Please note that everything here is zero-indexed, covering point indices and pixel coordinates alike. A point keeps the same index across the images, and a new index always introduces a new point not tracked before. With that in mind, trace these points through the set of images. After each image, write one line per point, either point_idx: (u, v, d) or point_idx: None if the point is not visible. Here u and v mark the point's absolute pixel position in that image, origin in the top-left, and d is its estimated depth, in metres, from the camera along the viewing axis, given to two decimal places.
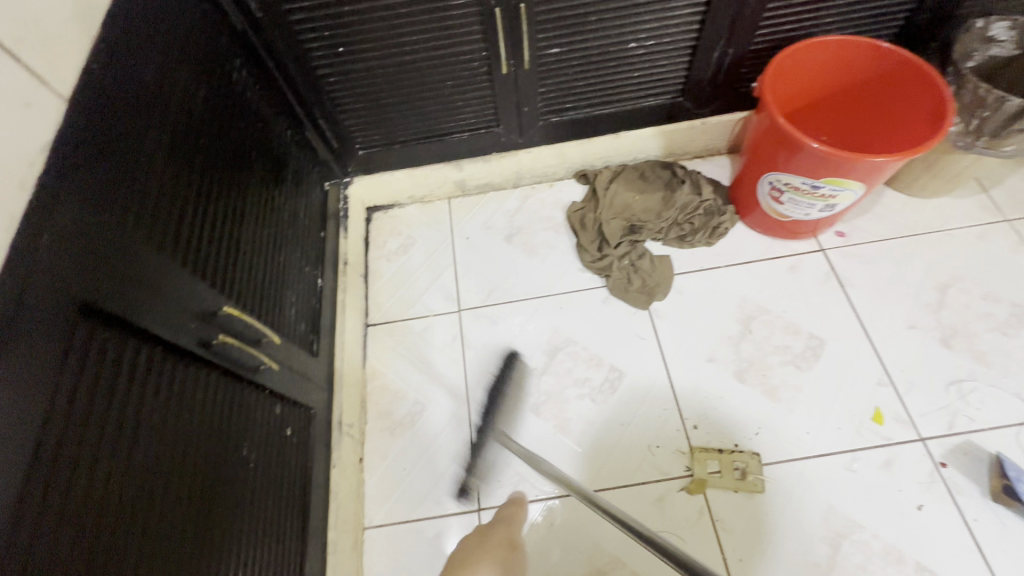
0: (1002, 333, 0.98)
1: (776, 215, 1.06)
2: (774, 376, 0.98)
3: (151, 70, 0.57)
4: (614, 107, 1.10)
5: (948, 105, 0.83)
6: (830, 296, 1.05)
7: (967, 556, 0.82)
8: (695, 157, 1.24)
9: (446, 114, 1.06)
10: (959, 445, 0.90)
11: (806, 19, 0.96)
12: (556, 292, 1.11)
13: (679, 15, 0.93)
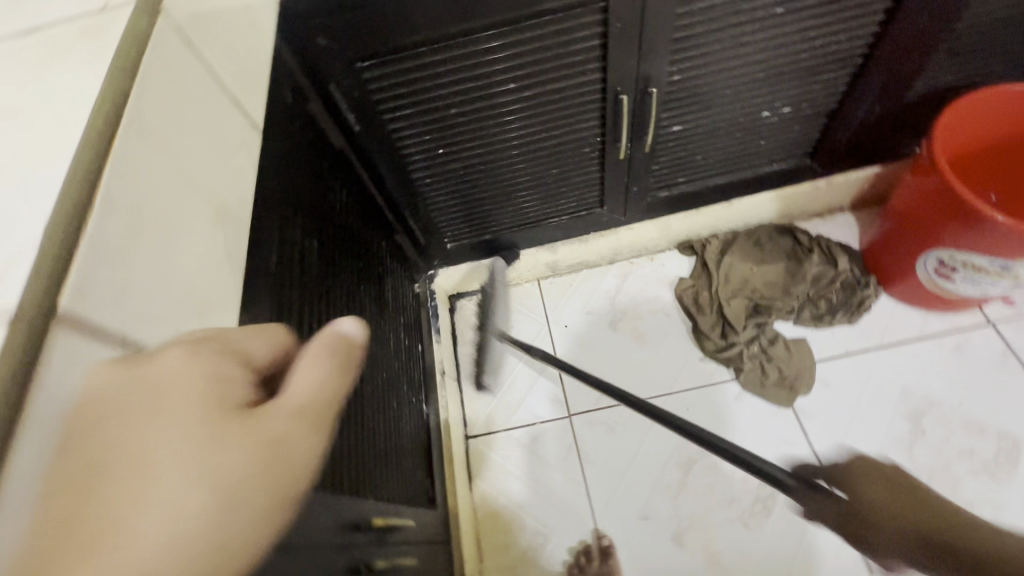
0: None
1: (937, 291, 0.91)
2: (965, 490, 0.83)
3: (269, 252, 0.46)
4: (732, 176, 0.97)
5: None
6: (1014, 381, 0.89)
7: None
8: (814, 216, 1.10)
9: (545, 202, 0.94)
10: None
11: (971, 69, 0.82)
12: (680, 391, 0.99)
13: (826, 79, 0.79)
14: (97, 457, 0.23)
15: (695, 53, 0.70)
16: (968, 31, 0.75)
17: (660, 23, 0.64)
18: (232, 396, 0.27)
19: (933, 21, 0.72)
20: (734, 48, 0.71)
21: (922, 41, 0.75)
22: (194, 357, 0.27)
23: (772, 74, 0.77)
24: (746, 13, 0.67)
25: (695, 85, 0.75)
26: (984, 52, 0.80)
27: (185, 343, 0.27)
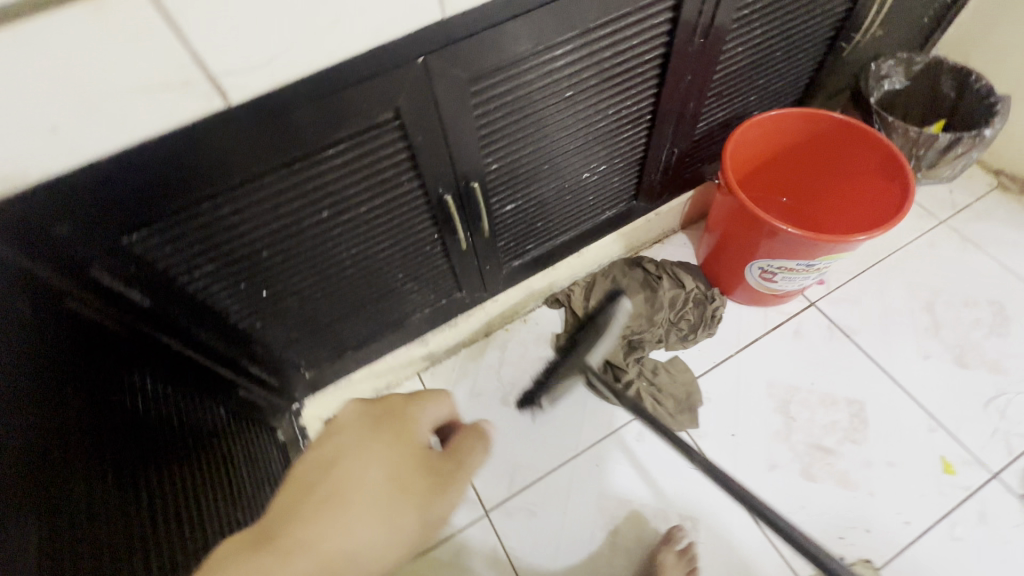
0: (999, 335, 1.02)
1: (768, 291, 1.02)
2: (839, 461, 0.92)
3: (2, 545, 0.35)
4: (574, 231, 1.01)
5: (898, 159, 0.86)
6: (844, 350, 1.03)
7: None
8: (654, 244, 1.19)
9: (401, 303, 0.89)
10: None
11: (734, 104, 0.95)
12: (584, 449, 0.97)
13: (626, 138, 0.86)
14: (341, 467, 0.48)
15: (503, 143, 0.71)
16: (723, 77, 0.87)
17: (462, 126, 0.63)
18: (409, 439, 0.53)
19: (695, 76, 0.81)
20: (538, 131, 0.73)
21: (691, 92, 0.84)
22: (381, 422, 0.53)
23: (579, 143, 0.81)
24: (539, 101, 0.69)
25: (513, 168, 0.76)
26: (740, 90, 0.93)
27: (369, 407, 0.54)
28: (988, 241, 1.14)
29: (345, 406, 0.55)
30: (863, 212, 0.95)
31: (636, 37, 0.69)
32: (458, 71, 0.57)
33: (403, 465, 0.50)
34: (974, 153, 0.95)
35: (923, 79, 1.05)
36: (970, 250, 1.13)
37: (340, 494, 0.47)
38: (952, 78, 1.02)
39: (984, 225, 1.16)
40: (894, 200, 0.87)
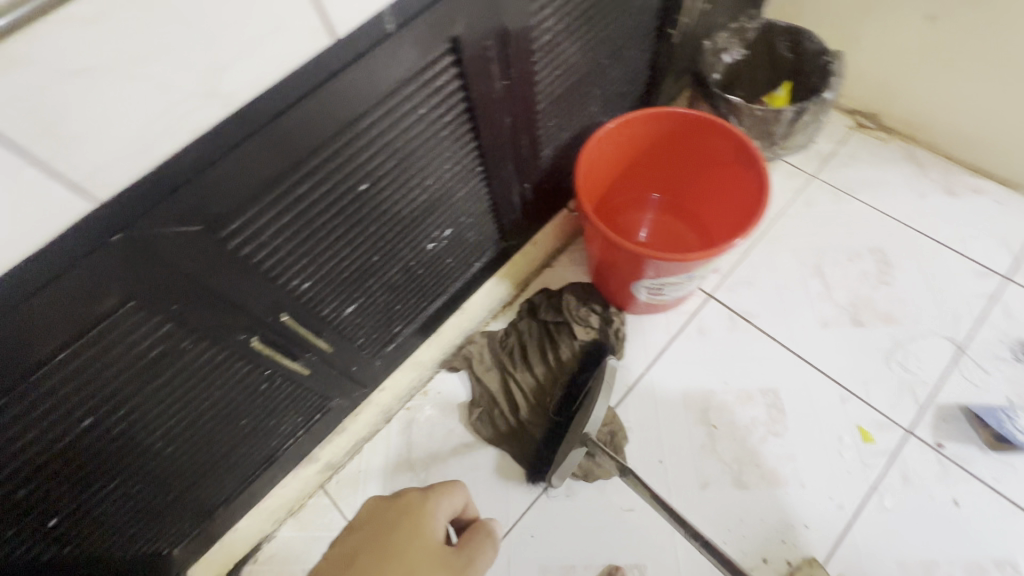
0: (885, 283, 1.03)
1: (661, 301, 0.97)
2: (767, 460, 0.90)
3: None
4: (444, 294, 0.91)
5: (749, 147, 0.81)
6: (748, 338, 1.01)
7: (1016, 521, 0.83)
8: (541, 270, 1.12)
9: (260, 443, 0.76)
10: (933, 416, 0.90)
11: (575, 120, 0.87)
12: (516, 522, 0.90)
13: (463, 195, 0.76)
14: (377, 552, 0.47)
15: (305, 259, 0.59)
16: (551, 103, 0.78)
17: (230, 272, 0.51)
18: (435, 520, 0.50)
19: (517, 115, 0.72)
20: (347, 231, 0.61)
21: (520, 131, 0.75)
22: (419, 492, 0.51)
23: (409, 222, 0.70)
24: (331, 205, 0.57)
25: (334, 275, 0.64)
26: (576, 107, 0.85)
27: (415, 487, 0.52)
28: (857, 186, 1.14)
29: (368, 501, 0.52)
30: (732, 203, 0.90)
31: (424, 104, 0.58)
32: (185, 225, 0.44)
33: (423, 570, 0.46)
34: (821, 116, 0.92)
35: (758, 45, 1.02)
36: (844, 199, 1.13)
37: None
38: (785, 40, 0.99)
39: (851, 170, 1.16)
40: (756, 189, 0.82)
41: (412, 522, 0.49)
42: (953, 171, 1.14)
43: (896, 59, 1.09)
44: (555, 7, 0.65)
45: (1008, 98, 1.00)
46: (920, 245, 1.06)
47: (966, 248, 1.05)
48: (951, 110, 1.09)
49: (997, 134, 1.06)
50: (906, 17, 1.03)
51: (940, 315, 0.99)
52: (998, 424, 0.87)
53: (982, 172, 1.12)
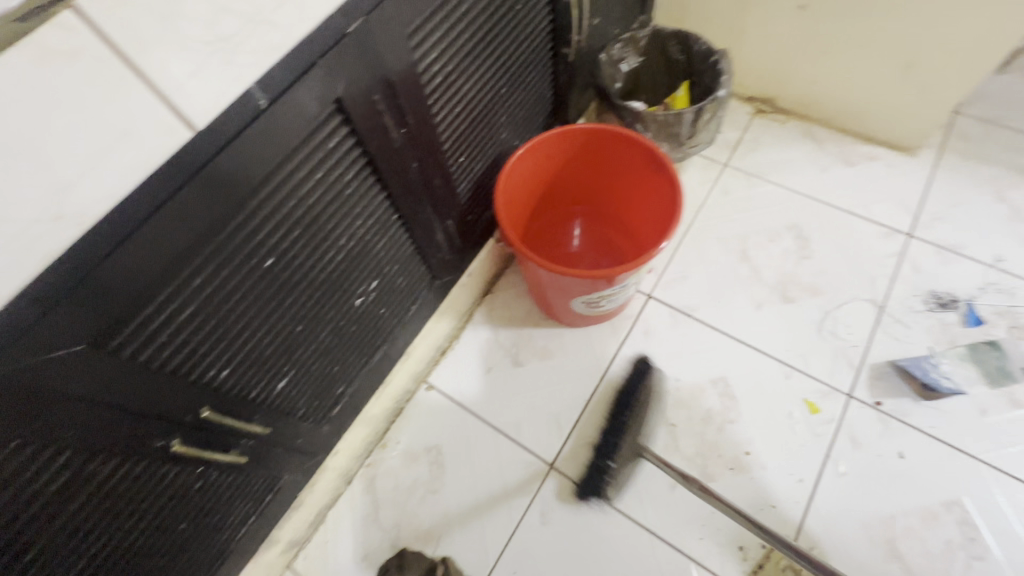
0: (806, 256, 1.09)
1: (602, 311, 0.99)
2: (728, 448, 0.92)
3: None
4: (384, 343, 0.89)
5: (657, 153, 0.83)
6: (691, 331, 1.03)
7: (956, 461, 0.88)
8: (483, 298, 1.11)
9: (208, 540, 0.71)
10: (867, 378, 0.96)
11: (487, 150, 0.87)
12: (497, 560, 0.88)
13: (383, 245, 0.74)
14: None
15: (220, 348, 0.55)
16: (459, 139, 0.78)
17: (129, 381, 0.47)
18: None
19: (423, 158, 0.71)
20: (259, 310, 0.58)
21: (431, 172, 0.74)
22: None
23: (331, 285, 0.67)
24: (238, 287, 0.54)
25: (255, 356, 0.61)
26: (485, 136, 0.85)
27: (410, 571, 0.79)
28: (765, 168, 1.21)
29: None
30: (651, 210, 0.92)
31: (321, 169, 0.56)
32: (61, 348, 0.40)
33: None
34: (720, 113, 0.97)
35: (652, 51, 1.07)
36: (756, 182, 1.19)
37: None
38: (675, 44, 1.03)
39: (759, 153, 1.23)
40: (672, 196, 0.85)
41: None
42: (848, 143, 1.22)
43: (779, 47, 1.16)
44: (442, 48, 0.65)
45: (880, 72, 1.09)
46: (830, 217, 1.13)
47: (870, 212, 1.12)
48: (835, 88, 1.17)
49: (877, 106, 1.14)
50: (780, 8, 1.09)
51: (858, 280, 1.05)
52: (923, 374, 0.93)
53: (872, 140, 1.21)
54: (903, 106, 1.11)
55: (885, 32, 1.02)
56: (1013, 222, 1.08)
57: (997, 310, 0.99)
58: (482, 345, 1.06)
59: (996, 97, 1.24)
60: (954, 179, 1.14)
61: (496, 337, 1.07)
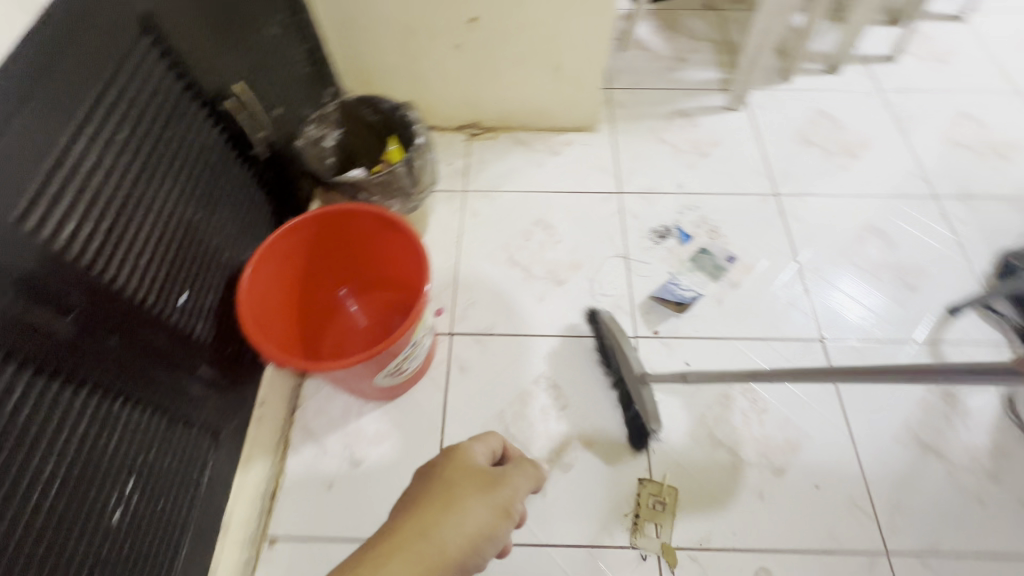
0: (558, 240, 1.24)
1: (410, 374, 0.98)
2: (571, 432, 1.01)
3: None
4: (182, 531, 0.76)
5: (387, 215, 0.88)
6: (499, 347, 1.10)
7: (720, 347, 1.10)
8: (291, 415, 1.02)
9: None
10: (640, 316, 1.13)
11: (212, 277, 0.81)
12: None
13: (117, 440, 0.63)
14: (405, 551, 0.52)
15: None
16: (166, 285, 0.70)
17: None
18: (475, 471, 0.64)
19: (122, 329, 0.62)
20: None
21: (143, 335, 0.66)
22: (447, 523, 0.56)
23: (58, 532, 0.55)
24: None
25: None
26: (201, 266, 0.78)
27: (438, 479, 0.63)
28: (497, 181, 1.34)
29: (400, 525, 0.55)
30: (406, 274, 0.95)
31: None
32: None
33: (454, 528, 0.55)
34: (430, 155, 1.04)
35: (349, 121, 1.11)
36: (495, 195, 1.32)
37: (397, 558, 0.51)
38: (365, 108, 1.08)
39: (486, 171, 1.36)
40: (416, 256, 0.89)
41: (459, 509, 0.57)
42: (548, 137, 1.43)
43: (458, 83, 1.30)
44: (85, 214, 0.58)
45: (540, 78, 1.30)
46: (562, 201, 1.31)
47: (587, 186, 1.33)
48: (517, 99, 1.35)
49: (552, 103, 1.36)
50: (441, 50, 1.23)
51: (603, 242, 1.24)
52: (672, 295, 1.15)
53: (564, 130, 1.43)
54: (569, 97, 1.35)
55: (527, 46, 1.22)
56: (677, 155, 1.39)
57: (696, 223, 1.27)
58: (309, 465, 0.97)
59: (628, 70, 1.58)
60: (629, 139, 1.42)
61: (322, 448, 0.98)
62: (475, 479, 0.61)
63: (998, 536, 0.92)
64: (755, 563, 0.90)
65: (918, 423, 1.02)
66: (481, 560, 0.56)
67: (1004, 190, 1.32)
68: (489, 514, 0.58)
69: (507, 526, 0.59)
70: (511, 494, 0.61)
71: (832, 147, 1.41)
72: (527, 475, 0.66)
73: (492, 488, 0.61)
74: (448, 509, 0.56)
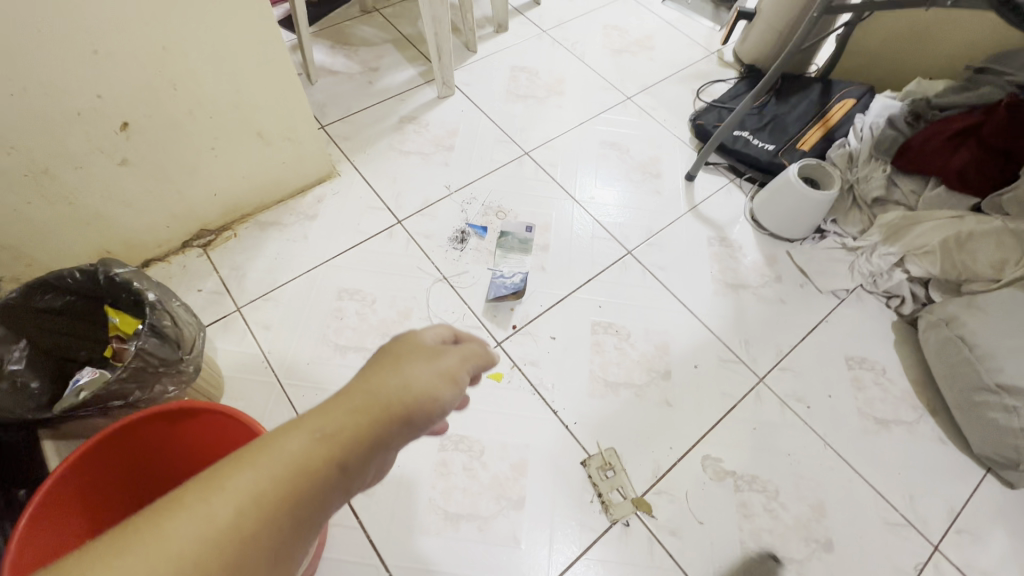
0: (373, 300, 1.14)
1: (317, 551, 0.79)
2: (503, 467, 0.97)
3: None
4: None
5: (174, 407, 0.72)
6: None
7: (568, 304, 1.16)
8: None
9: None
10: (491, 323, 1.12)
11: None
12: None
13: None
14: (336, 405, 0.46)
15: None
16: None
17: None
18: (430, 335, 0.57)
19: None
20: None
21: None
22: (390, 382, 0.48)
23: None
24: None
25: None
26: None
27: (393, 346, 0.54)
28: (269, 278, 1.15)
29: (349, 385, 0.48)
30: (244, 454, 0.78)
31: None
32: None
33: (389, 382, 0.48)
34: (173, 302, 0.81)
35: (24, 321, 0.78)
36: (278, 294, 1.13)
37: (316, 420, 0.44)
38: (39, 295, 0.78)
39: (250, 273, 1.15)
40: (248, 432, 0.73)
41: (411, 364, 0.51)
42: (295, 204, 1.26)
43: (149, 199, 1.04)
44: None
45: (245, 150, 1.11)
46: (351, 261, 1.19)
47: (365, 232, 1.24)
48: (236, 185, 1.16)
49: (279, 170, 1.20)
50: (109, 182, 0.96)
51: (416, 276, 1.17)
52: (505, 287, 1.16)
53: (307, 188, 1.29)
54: (293, 156, 1.20)
55: (213, 130, 1.03)
56: (428, 160, 1.37)
57: (481, 212, 1.28)
58: None
59: (330, 100, 1.48)
60: (376, 167, 1.35)
61: None
62: (424, 347, 0.54)
63: (805, 316, 1.19)
64: (699, 457, 1.01)
65: (720, 271, 1.24)
66: (429, 418, 0.50)
67: (664, 72, 1.64)
68: (438, 378, 0.51)
69: (454, 396, 0.52)
70: (461, 364, 0.55)
71: (540, 92, 1.55)
72: (479, 354, 0.59)
73: (440, 356, 0.54)
74: (394, 373, 0.49)
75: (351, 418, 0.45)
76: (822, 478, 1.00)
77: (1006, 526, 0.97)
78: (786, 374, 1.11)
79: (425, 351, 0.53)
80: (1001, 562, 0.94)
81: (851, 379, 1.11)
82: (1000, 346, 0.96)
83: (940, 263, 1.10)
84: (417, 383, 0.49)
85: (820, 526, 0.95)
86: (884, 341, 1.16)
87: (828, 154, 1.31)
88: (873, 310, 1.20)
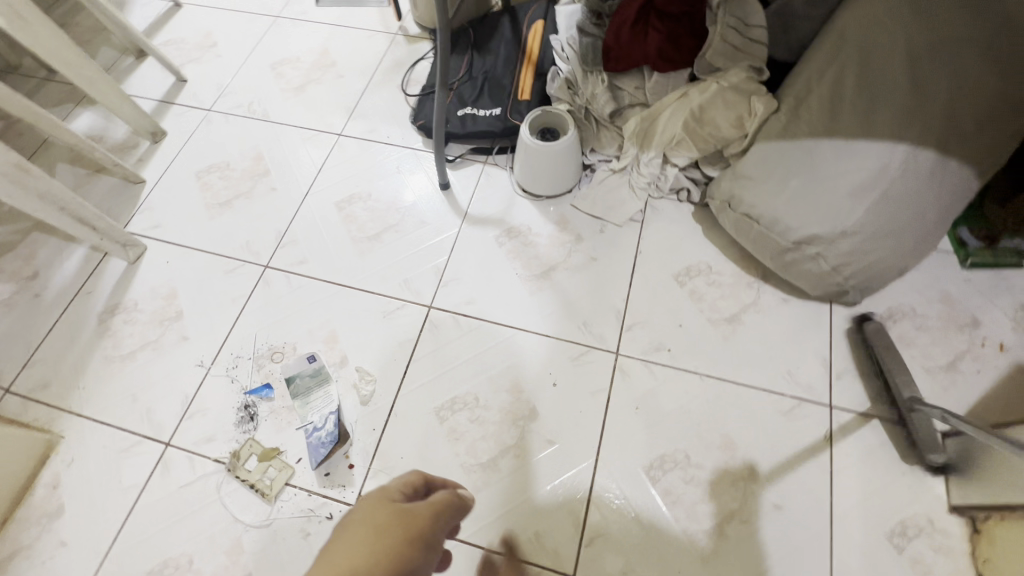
0: (191, 559, 0.90)
1: None
2: None
3: None
4: None
5: None
6: None
7: (401, 407, 1.00)
8: None
9: None
10: (335, 489, 0.93)
11: None
12: None
13: None
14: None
15: None
16: None
17: None
18: (391, 491, 0.54)
19: None
20: None
21: None
22: (388, 533, 0.48)
23: None
24: None
25: None
26: None
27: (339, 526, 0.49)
28: None
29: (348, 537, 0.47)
30: None
31: None
32: None
33: (379, 547, 0.46)
34: None
35: None
36: None
37: None
38: None
39: None
40: None
41: (389, 535, 0.47)
42: (28, 514, 0.95)
43: None
44: None
45: None
46: (137, 531, 0.93)
47: (135, 485, 0.97)
48: None
49: None
50: None
51: (223, 495, 0.95)
52: (323, 437, 0.97)
53: (32, 483, 0.97)
54: None
55: None
56: (160, 346, 1.10)
57: (254, 368, 1.05)
58: None
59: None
60: (102, 395, 1.05)
61: None
62: (381, 517, 0.49)
63: (621, 259, 1.12)
64: (607, 474, 0.93)
65: (525, 266, 1.13)
66: None
67: (361, 83, 1.42)
68: (400, 541, 0.47)
69: (410, 566, 0.46)
70: (433, 522, 0.51)
71: (243, 184, 1.29)
72: (446, 502, 0.54)
73: (394, 525, 0.48)
74: (359, 544, 0.46)
75: (384, 541, 0.47)
76: (716, 412, 0.96)
77: (869, 344, 1.01)
78: (636, 330, 1.05)
79: (378, 518, 0.49)
80: (880, 380, 0.98)
81: (689, 295, 1.08)
82: (777, 203, 0.95)
83: (694, 145, 1.08)
84: (408, 534, 0.48)
85: (738, 459, 0.93)
86: (695, 238, 1.13)
87: (548, 90, 1.21)
88: (671, 214, 1.16)
